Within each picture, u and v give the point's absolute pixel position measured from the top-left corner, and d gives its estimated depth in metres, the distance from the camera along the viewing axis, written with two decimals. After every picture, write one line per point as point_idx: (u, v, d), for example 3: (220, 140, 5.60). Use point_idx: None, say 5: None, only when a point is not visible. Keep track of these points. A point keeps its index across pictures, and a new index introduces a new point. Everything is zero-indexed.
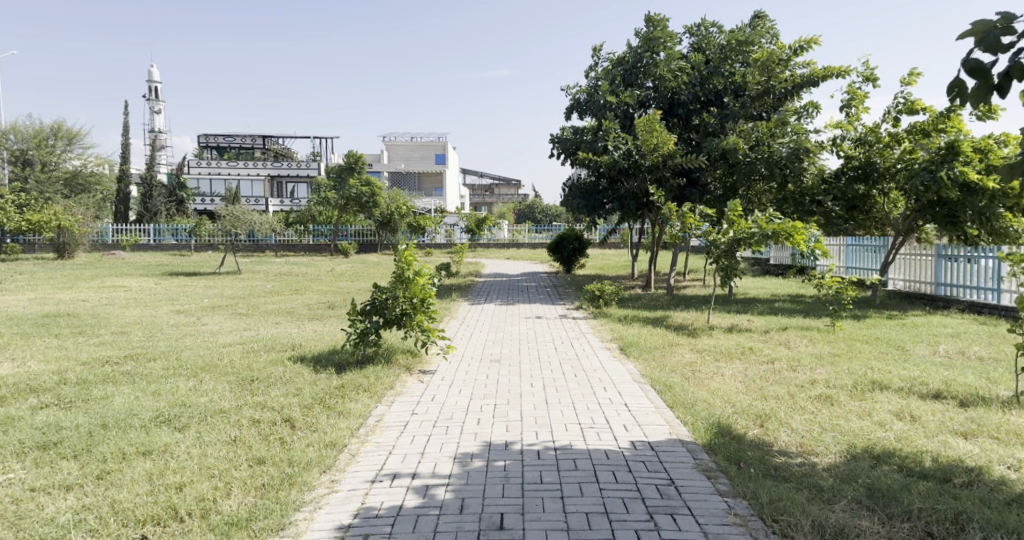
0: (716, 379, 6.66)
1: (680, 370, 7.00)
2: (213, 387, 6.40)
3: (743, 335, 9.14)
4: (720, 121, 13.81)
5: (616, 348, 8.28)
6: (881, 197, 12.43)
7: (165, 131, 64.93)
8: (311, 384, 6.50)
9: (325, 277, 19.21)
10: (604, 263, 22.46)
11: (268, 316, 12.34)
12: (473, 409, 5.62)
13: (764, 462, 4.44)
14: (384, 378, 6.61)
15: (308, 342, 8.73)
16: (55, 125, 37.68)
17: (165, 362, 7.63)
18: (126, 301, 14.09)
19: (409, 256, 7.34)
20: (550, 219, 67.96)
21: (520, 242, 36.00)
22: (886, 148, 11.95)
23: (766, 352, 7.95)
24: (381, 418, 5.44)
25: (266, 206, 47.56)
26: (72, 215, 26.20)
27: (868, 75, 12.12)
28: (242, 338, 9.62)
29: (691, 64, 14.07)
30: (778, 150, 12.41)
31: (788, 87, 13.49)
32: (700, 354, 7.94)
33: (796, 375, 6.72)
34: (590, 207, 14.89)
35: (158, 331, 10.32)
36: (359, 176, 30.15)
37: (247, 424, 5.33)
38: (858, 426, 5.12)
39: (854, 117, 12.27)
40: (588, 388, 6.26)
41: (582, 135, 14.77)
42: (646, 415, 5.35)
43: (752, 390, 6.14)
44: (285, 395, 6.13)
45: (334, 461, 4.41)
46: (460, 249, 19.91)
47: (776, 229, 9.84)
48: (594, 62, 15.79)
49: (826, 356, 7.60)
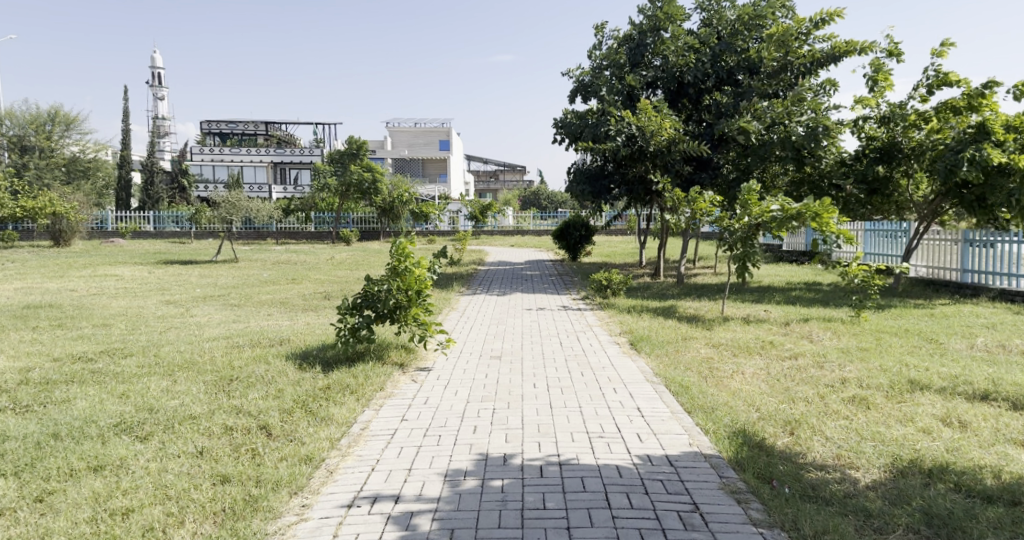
0: (737, 377, 6.09)
1: (696, 368, 6.43)
2: (188, 388, 5.88)
3: (762, 327, 8.57)
4: (734, 100, 13.08)
5: (626, 343, 7.72)
6: (906, 180, 11.82)
7: (168, 118, 64.10)
8: (294, 384, 5.96)
9: (323, 266, 18.65)
10: (611, 250, 21.87)
11: (261, 307, 11.81)
12: (469, 414, 5.07)
13: (799, 480, 3.87)
14: (373, 378, 6.06)
15: (298, 336, 8.19)
16: (52, 109, 37.11)
17: (141, 359, 7.10)
18: (115, 291, 13.56)
19: (406, 248, 6.79)
20: (556, 205, 67.28)
21: (525, 229, 35.38)
22: (912, 128, 11.32)
23: (789, 347, 7.37)
24: (367, 425, 4.89)
25: (269, 193, 47.01)
26: (68, 202, 25.62)
27: (891, 49, 11.46)
28: (229, 332, 9.10)
29: (700, 41, 13.40)
30: (796, 129, 11.74)
31: (807, 62, 12.77)
32: (717, 349, 7.38)
33: (824, 373, 6.15)
34: (595, 192, 14.57)
35: (142, 324, 9.79)
36: (361, 161, 29.55)
37: (219, 432, 4.82)
38: (901, 433, 4.54)
39: (878, 93, 11.61)
40: (596, 390, 5.70)
41: (586, 119, 14.07)
42: (662, 422, 4.79)
43: (778, 391, 5.58)
44: (264, 398, 5.60)
45: (308, 480, 3.88)
46: (463, 237, 19.30)
47: (801, 210, 9.19)
48: (598, 41, 15.14)
49: (854, 351, 7.02)
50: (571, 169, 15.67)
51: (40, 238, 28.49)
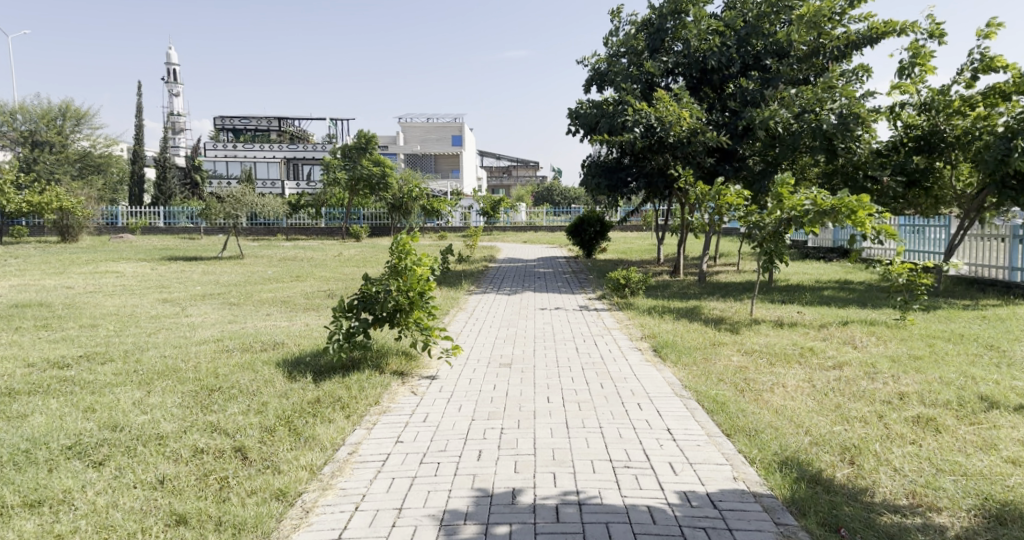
0: (778, 392, 5.41)
1: (731, 380, 5.75)
2: (163, 401, 5.26)
3: (798, 331, 7.86)
4: (761, 86, 12.35)
5: (649, 348, 7.02)
6: (948, 169, 11.11)
7: (183, 113, 63.90)
8: (280, 397, 5.33)
9: (330, 263, 18.03)
10: (627, 247, 21.13)
11: (261, 306, 11.18)
12: (473, 436, 4.44)
13: (872, 526, 3.20)
14: (369, 390, 5.42)
15: (293, 341, 7.55)
16: (63, 104, 36.52)
17: (119, 365, 6.47)
18: (112, 288, 12.98)
19: (408, 245, 6.15)
20: (570, 202, 66.49)
21: (538, 225, 34.72)
22: (956, 115, 10.53)
23: (831, 355, 6.67)
24: (356, 448, 4.29)
25: (281, 188, 46.57)
26: (76, 195, 25.17)
27: (932, 30, 10.63)
28: (222, 334, 8.48)
29: (724, 24, 12.61)
30: (828, 118, 10.81)
31: (841, 44, 11.96)
32: (750, 356, 6.69)
33: (878, 387, 5.46)
34: (611, 185, 13.87)
35: (131, 325, 9.17)
36: (371, 156, 28.97)
37: (186, 456, 4.18)
38: (986, 464, 3.85)
39: (918, 79, 10.78)
40: (618, 406, 5.02)
41: (602, 109, 13.34)
42: (698, 448, 4.12)
43: (829, 410, 4.90)
44: (245, 413, 4.97)
45: (279, 525, 3.31)
46: (473, 233, 18.63)
47: (835, 204, 8.31)
48: (615, 27, 14.43)
49: (907, 360, 6.31)
50: (586, 162, 14.93)
51: (49, 232, 28.05)
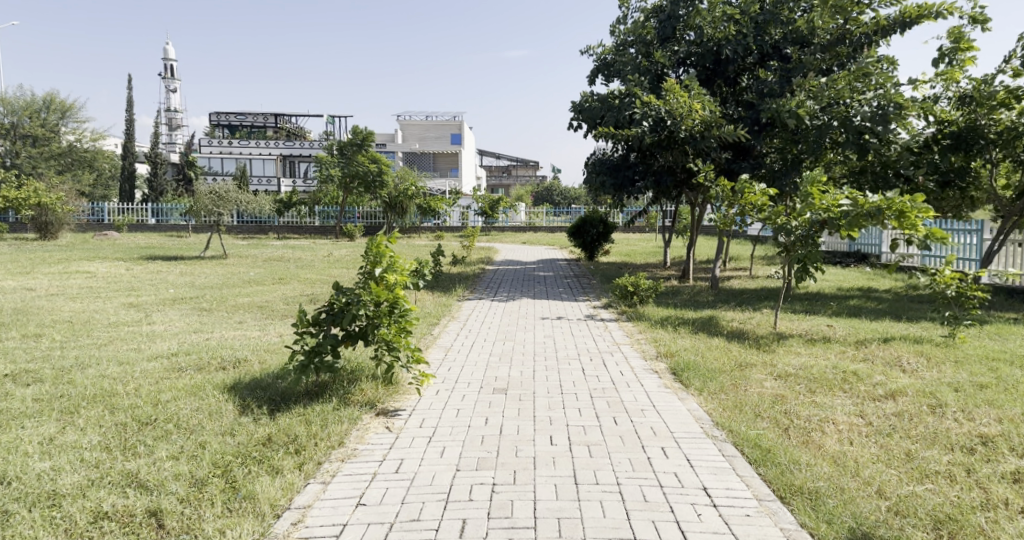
0: (831, 433, 4.48)
1: (770, 414, 4.81)
2: (77, 438, 4.26)
3: (833, 349, 6.92)
4: (782, 78, 11.43)
5: (667, 372, 6.04)
6: (985, 167, 10.37)
7: (179, 110, 62.95)
8: (223, 435, 4.37)
9: (317, 264, 17.02)
10: (631, 250, 20.15)
11: (235, 313, 10.16)
12: (457, 495, 3.51)
13: None
14: (333, 427, 4.47)
15: (257, 359, 6.55)
16: (47, 97, 35.61)
17: (44, 388, 5.48)
18: (77, 291, 11.96)
19: (382, 246, 5.20)
20: (569, 202, 65.40)
21: (538, 226, 33.70)
22: (1000, 108, 9.77)
23: (880, 381, 5.73)
24: (305, 514, 3.36)
25: (277, 186, 45.65)
26: (55, 191, 24.12)
27: (975, 16, 9.69)
28: (182, 346, 7.47)
29: (740, 10, 11.67)
30: (862, 110, 9.91)
31: (870, 31, 11.01)
32: (786, 382, 5.75)
33: (952, 426, 4.54)
34: (617, 184, 12.79)
35: (83, 334, 8.16)
36: (366, 152, 27.91)
37: (82, 524, 3.25)
38: None
39: (959, 67, 9.85)
40: (638, 451, 4.08)
41: (607, 102, 12.39)
42: (751, 523, 3.21)
43: (902, 460, 3.97)
44: (174, 458, 4.00)
45: None
46: (470, 235, 17.68)
47: (879, 205, 7.34)
48: (623, 14, 13.48)
49: (973, 390, 5.37)
50: (588, 159, 14.03)
51: (28, 229, 26.96)
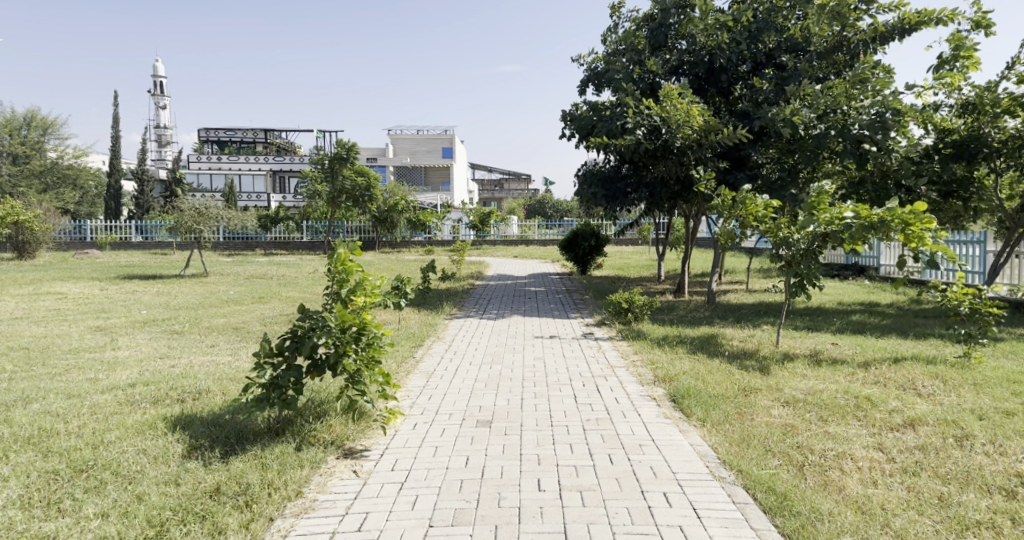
0: (851, 471, 4.01)
1: (782, 448, 4.34)
2: None
3: (841, 371, 6.46)
4: (779, 86, 11.02)
5: (666, 398, 5.55)
6: (989, 177, 10.01)
7: (168, 126, 62.43)
8: (166, 484, 3.85)
9: (301, 281, 16.46)
10: (625, 262, 19.69)
11: (208, 336, 9.60)
12: None
13: None
14: (293, 474, 3.97)
15: (220, 390, 6.00)
16: (27, 113, 34.96)
17: None
18: (45, 314, 11.38)
19: (349, 262, 4.65)
20: (562, 215, 65.06)
21: (529, 239, 33.22)
22: (1001, 116, 9.36)
23: (897, 407, 5.26)
24: None
25: (266, 202, 45.20)
26: (33, 210, 23.48)
27: (977, 21, 9.34)
28: (143, 375, 6.93)
29: (732, 18, 11.34)
30: (861, 117, 9.49)
31: (868, 38, 10.63)
32: (794, 409, 5.26)
33: (985, 463, 4.08)
34: (610, 196, 12.36)
35: (39, 362, 7.60)
36: (353, 166, 27.32)
37: None
38: None
39: (960, 73, 9.47)
40: (637, 498, 3.59)
41: (599, 112, 11.96)
42: None
43: (935, 506, 3.52)
44: (101, 517, 3.47)
45: None
46: (460, 250, 17.17)
47: (883, 217, 6.83)
48: (613, 23, 13.12)
49: (1000, 418, 4.91)
50: (581, 171, 13.59)
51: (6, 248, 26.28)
